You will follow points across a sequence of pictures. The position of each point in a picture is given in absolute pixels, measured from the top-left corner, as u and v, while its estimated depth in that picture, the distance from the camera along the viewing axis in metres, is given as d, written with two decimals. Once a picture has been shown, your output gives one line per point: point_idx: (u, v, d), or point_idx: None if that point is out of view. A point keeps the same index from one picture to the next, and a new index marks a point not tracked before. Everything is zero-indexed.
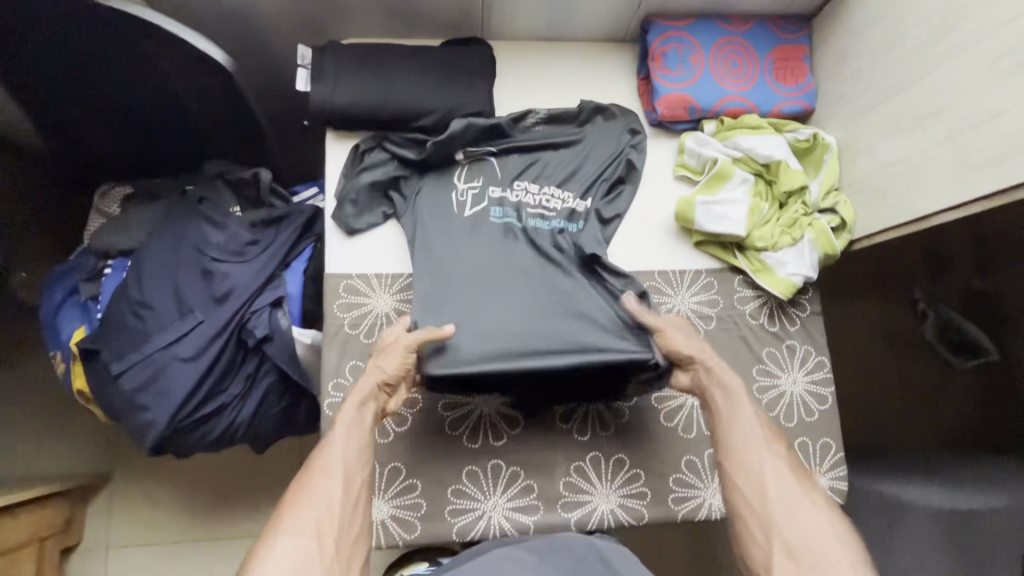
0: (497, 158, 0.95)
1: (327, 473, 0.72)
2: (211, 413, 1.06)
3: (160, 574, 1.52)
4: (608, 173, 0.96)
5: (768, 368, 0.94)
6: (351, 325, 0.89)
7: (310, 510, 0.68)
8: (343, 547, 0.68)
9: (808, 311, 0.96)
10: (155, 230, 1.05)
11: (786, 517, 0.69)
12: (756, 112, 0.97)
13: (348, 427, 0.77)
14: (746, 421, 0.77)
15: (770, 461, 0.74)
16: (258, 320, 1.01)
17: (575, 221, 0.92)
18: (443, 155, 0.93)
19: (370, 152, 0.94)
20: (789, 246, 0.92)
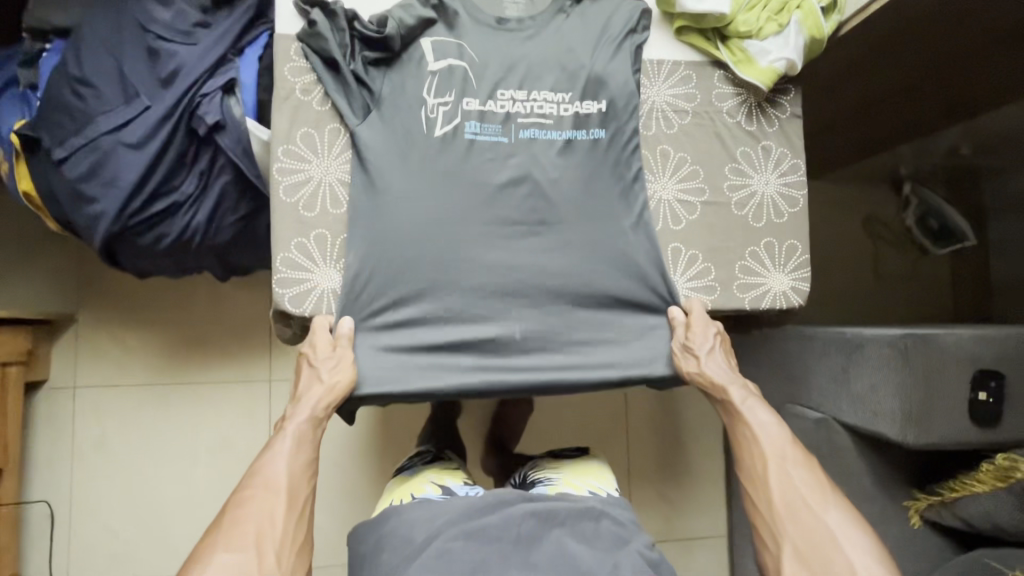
0: (475, 60, 0.86)
1: (264, 490, 0.70)
2: (165, 212, 1.02)
3: (129, 414, 1.53)
4: (618, 73, 0.86)
5: (741, 167, 0.91)
6: (302, 90, 0.82)
7: (243, 526, 0.66)
8: (282, 562, 0.66)
9: (787, 113, 0.92)
10: (97, 6, 0.97)
11: (795, 525, 0.72)
12: None
13: (293, 442, 0.75)
14: (758, 431, 0.80)
15: (777, 470, 0.77)
16: (209, 105, 0.95)
17: (585, 130, 0.87)
18: (413, 45, 0.85)
19: (333, 22, 0.82)
20: (775, 34, 0.86)
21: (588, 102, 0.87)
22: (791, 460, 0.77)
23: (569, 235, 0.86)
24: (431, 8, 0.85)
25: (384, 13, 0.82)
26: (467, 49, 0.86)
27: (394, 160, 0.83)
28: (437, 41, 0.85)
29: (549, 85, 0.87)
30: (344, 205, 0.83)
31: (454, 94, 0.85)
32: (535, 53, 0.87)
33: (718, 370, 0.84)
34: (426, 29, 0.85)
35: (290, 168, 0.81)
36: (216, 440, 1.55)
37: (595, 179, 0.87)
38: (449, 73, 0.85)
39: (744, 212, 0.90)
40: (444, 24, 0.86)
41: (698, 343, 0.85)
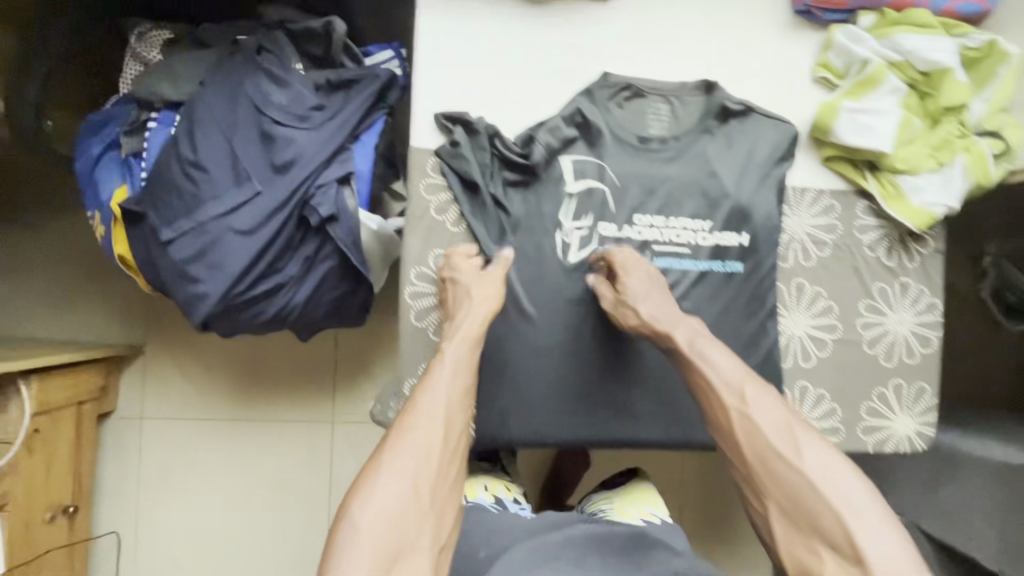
0: (614, 183, 0.81)
1: (423, 420, 0.66)
2: (266, 294, 1.00)
3: (192, 446, 1.54)
4: (761, 204, 0.83)
5: (877, 304, 0.87)
6: (438, 210, 0.78)
7: (405, 456, 0.64)
8: (437, 497, 0.64)
9: (930, 248, 0.88)
10: (209, 80, 0.92)
11: (775, 484, 0.64)
12: (926, 7, 0.81)
13: (451, 367, 0.70)
14: (711, 376, 0.69)
15: (744, 424, 0.67)
16: (324, 197, 0.91)
17: (722, 261, 0.83)
18: (554, 163, 0.80)
19: (475, 139, 0.78)
20: (933, 172, 0.82)
21: (728, 232, 0.83)
22: (757, 397, 0.67)
23: None
24: (573, 125, 0.80)
25: (528, 133, 0.78)
26: (606, 169, 0.81)
27: (526, 287, 0.80)
28: (579, 162, 0.81)
29: (689, 212, 0.82)
30: None
31: (590, 217, 0.81)
32: (678, 177, 0.82)
33: (656, 305, 0.74)
34: (566, 147, 0.81)
35: (423, 291, 0.78)
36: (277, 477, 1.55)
37: (728, 312, 0.83)
38: (588, 196, 0.81)
39: (875, 351, 0.87)
40: (585, 142, 0.81)
41: (633, 287, 0.75)
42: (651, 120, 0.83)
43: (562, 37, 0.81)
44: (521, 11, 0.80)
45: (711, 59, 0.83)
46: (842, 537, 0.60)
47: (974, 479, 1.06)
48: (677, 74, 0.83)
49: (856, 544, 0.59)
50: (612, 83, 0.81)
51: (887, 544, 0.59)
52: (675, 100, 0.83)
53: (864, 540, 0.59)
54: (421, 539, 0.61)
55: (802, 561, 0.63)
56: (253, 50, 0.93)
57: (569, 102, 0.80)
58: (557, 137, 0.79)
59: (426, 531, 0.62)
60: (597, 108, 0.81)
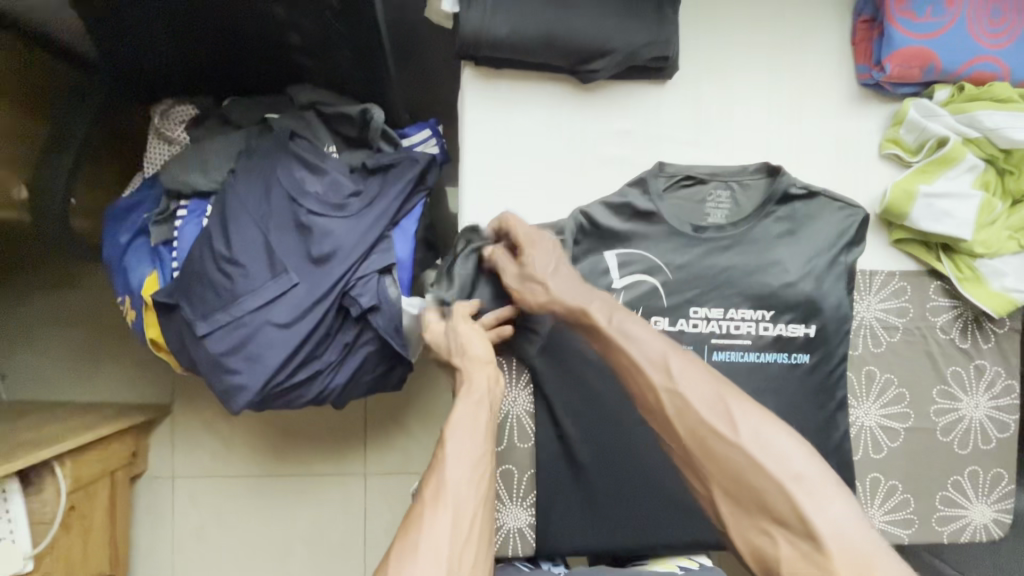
0: (665, 279, 0.78)
1: (435, 507, 0.61)
2: (304, 381, 0.96)
3: (225, 504, 1.52)
4: (830, 294, 0.78)
5: (951, 389, 0.83)
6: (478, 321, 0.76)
7: (420, 555, 0.57)
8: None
9: (1006, 328, 0.83)
10: (241, 169, 0.89)
11: (715, 463, 0.57)
12: (1008, 79, 0.75)
13: (458, 438, 0.66)
14: (632, 352, 0.64)
15: (669, 397, 0.61)
16: (364, 288, 0.88)
17: (787, 353, 0.79)
18: (598, 259, 0.76)
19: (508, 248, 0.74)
20: (1011, 254, 0.77)
21: (795, 323, 0.78)
22: (683, 370, 0.61)
23: None
24: (626, 220, 0.76)
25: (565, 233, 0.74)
26: (656, 263, 0.77)
27: (584, 391, 0.76)
28: (626, 254, 0.77)
29: (747, 302, 0.78)
30: (530, 438, 0.76)
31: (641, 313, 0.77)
32: (736, 266, 0.78)
33: (569, 284, 0.69)
34: (617, 242, 0.76)
35: None
36: (310, 532, 1.52)
37: (797, 407, 0.79)
38: (636, 291, 0.77)
39: (949, 438, 0.83)
40: (638, 236, 0.77)
41: (536, 263, 0.69)
42: (708, 207, 0.79)
43: (615, 124, 0.76)
44: (573, 99, 0.75)
45: (770, 141, 0.79)
46: (789, 511, 0.52)
47: None
48: (735, 159, 0.79)
49: (805, 518, 0.52)
50: (669, 172, 0.76)
51: (835, 512, 0.52)
52: (735, 185, 0.79)
53: (809, 508, 0.52)
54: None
55: (755, 545, 0.55)
56: (285, 135, 0.89)
57: (620, 195, 0.75)
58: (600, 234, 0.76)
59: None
60: (650, 199, 0.76)
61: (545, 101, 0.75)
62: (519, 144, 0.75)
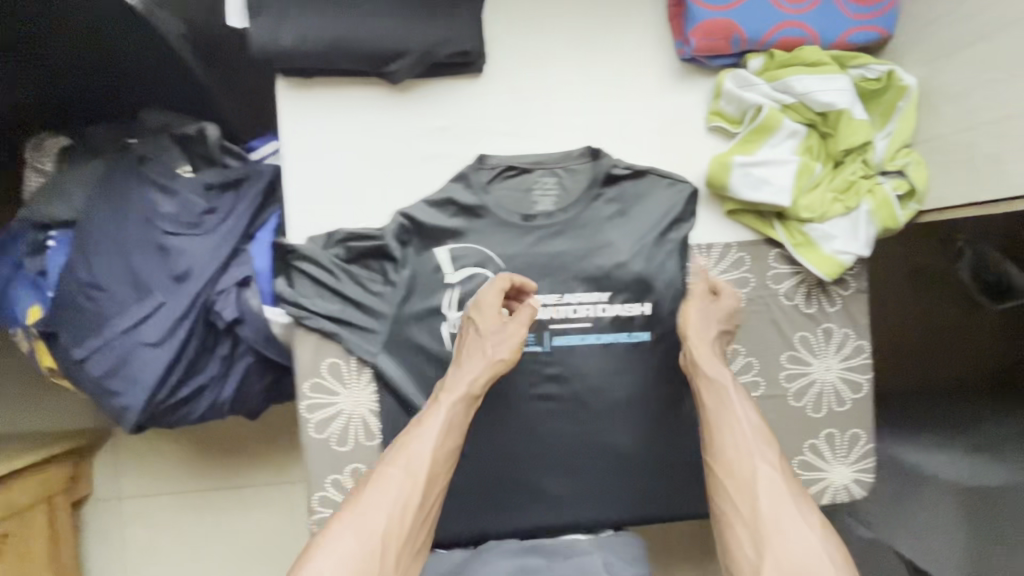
0: (499, 269, 0.79)
1: (401, 471, 0.66)
2: (189, 397, 0.97)
3: (177, 520, 1.48)
4: (662, 271, 0.79)
5: (800, 354, 0.83)
6: (312, 330, 0.76)
7: (376, 510, 0.64)
8: (403, 556, 0.64)
9: (852, 289, 0.83)
10: (97, 197, 0.90)
11: (779, 535, 0.64)
12: (817, 43, 0.76)
13: (442, 423, 0.69)
14: (740, 425, 0.71)
15: (765, 473, 0.68)
16: (225, 302, 0.90)
17: (628, 332, 0.80)
18: (428, 255, 0.77)
19: (328, 256, 0.76)
20: (840, 216, 0.77)
21: (631, 302, 0.80)
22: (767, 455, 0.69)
23: (614, 445, 0.81)
24: (453, 214, 0.77)
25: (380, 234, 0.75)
26: (488, 253, 0.78)
27: (425, 386, 0.78)
28: (457, 249, 0.78)
29: (584, 285, 0.79)
30: (376, 437, 0.78)
31: None
32: (568, 250, 0.79)
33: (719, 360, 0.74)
34: (446, 238, 0.77)
35: (318, 404, 0.77)
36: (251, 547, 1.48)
37: (641, 384, 0.81)
38: (472, 282, 0.78)
39: (802, 404, 0.83)
40: (466, 231, 0.78)
41: (697, 323, 0.75)
42: (536, 196, 0.79)
43: (434, 123, 0.77)
44: (388, 101, 0.76)
45: (596, 126, 0.80)
46: None
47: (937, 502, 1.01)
48: (560, 146, 0.80)
49: None
50: (491, 164, 0.77)
51: None
52: (561, 172, 0.79)
53: None
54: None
55: None
56: (136, 160, 0.91)
57: (441, 191, 0.77)
58: (422, 232, 0.76)
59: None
60: (474, 191, 0.77)
61: (361, 104, 0.76)
62: (337, 151, 0.76)
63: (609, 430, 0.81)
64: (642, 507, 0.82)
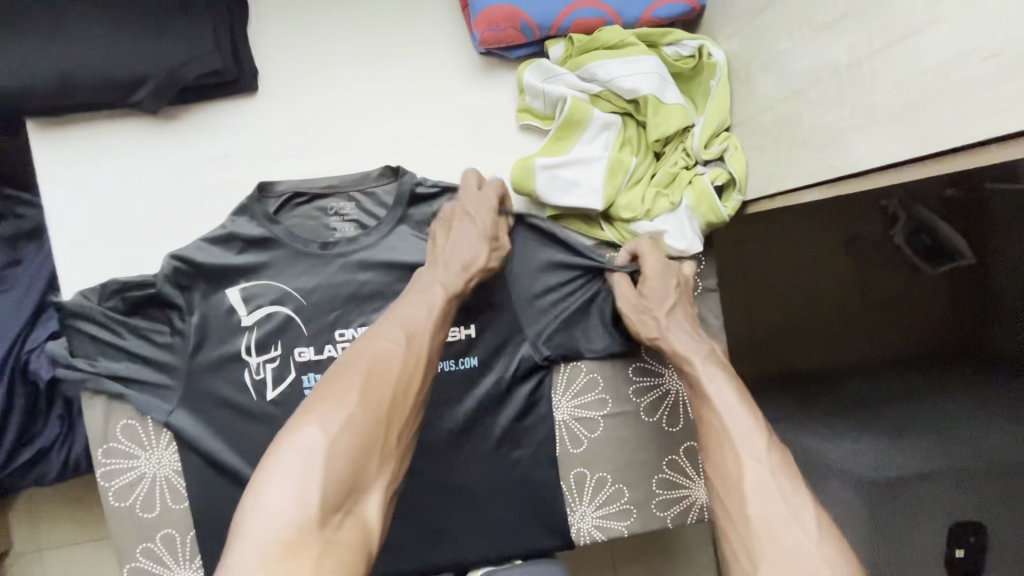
0: (298, 306, 0.71)
1: (401, 343, 0.57)
2: (31, 461, 0.89)
3: None
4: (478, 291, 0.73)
5: (648, 365, 0.76)
6: (95, 393, 0.70)
7: (382, 379, 0.54)
8: (404, 438, 0.55)
9: (699, 288, 0.76)
10: None
11: (776, 548, 0.49)
12: (617, 22, 0.68)
13: (441, 303, 0.62)
14: (723, 416, 0.58)
15: (755, 470, 0.54)
16: (39, 361, 0.83)
17: (454, 359, 0.73)
18: (218, 299, 0.70)
19: (104, 311, 0.69)
20: (667, 212, 0.69)
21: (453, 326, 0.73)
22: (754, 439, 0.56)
23: (449, 485, 0.74)
24: (242, 251, 0.70)
25: (157, 283, 0.68)
26: (283, 289, 0.71)
27: (228, 440, 0.71)
28: (248, 287, 0.70)
29: None
30: (184, 499, 0.72)
31: (280, 346, 0.71)
32: (375, 278, 0.72)
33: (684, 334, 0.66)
34: (234, 277, 0.70)
35: (118, 469, 0.71)
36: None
37: (472, 414, 0.73)
38: (269, 322, 0.71)
39: (656, 419, 0.76)
40: (255, 269, 0.70)
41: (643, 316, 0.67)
42: (334, 221, 0.72)
43: (209, 150, 0.70)
44: (150, 133, 0.69)
45: (394, 136, 0.72)
46: None
47: (841, 498, 0.93)
48: (356, 164, 0.72)
49: None
50: (278, 193, 0.70)
51: None
52: (360, 194, 0.72)
53: None
54: (377, 478, 0.52)
55: None
56: None
57: (222, 227, 0.69)
58: (206, 275, 0.69)
59: (384, 471, 0.53)
60: (259, 222, 0.70)
61: (120, 140, 0.69)
62: (101, 195, 0.69)
63: (442, 470, 0.74)
64: (485, 549, 0.74)
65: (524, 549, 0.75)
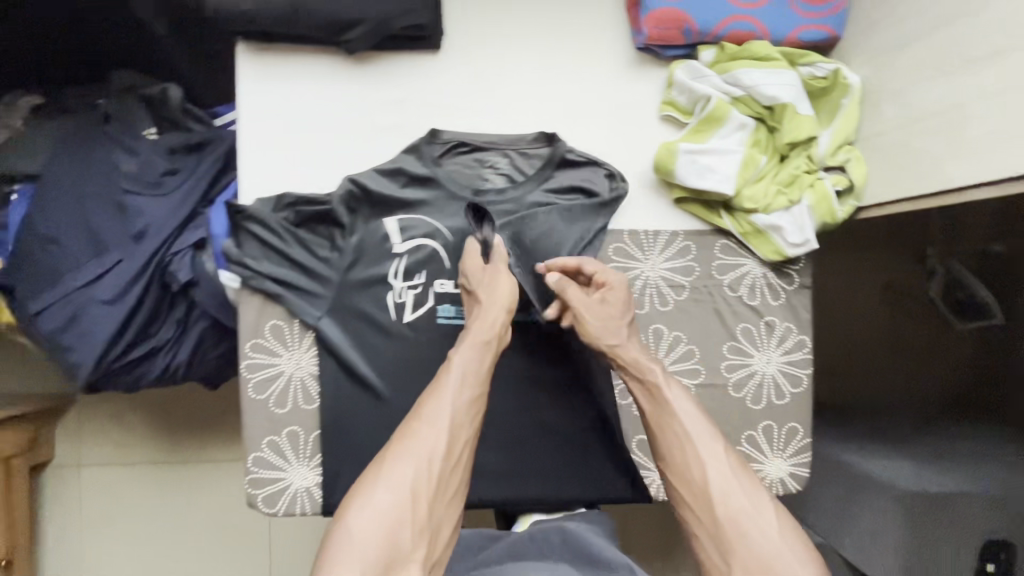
0: (447, 242, 0.79)
1: (424, 426, 0.65)
2: (143, 356, 0.96)
3: (140, 500, 1.28)
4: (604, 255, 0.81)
5: (741, 346, 0.84)
6: (254, 291, 0.77)
7: (409, 464, 0.63)
8: (436, 509, 0.63)
9: (796, 284, 0.84)
10: (59, 150, 0.93)
11: (741, 540, 0.62)
12: (767, 38, 0.78)
13: (458, 375, 0.68)
14: (687, 428, 0.68)
15: (716, 472, 0.65)
16: (180, 263, 0.91)
17: None
18: (377, 224, 0.78)
19: (278, 218, 0.77)
20: (784, 209, 0.78)
21: None
22: (715, 450, 0.66)
23: (553, 425, 0.81)
24: (405, 185, 0.79)
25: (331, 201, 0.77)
26: (433, 220, 0.79)
27: (364, 352, 0.78)
28: (406, 218, 0.78)
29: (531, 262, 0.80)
30: (315, 400, 0.78)
31: (424, 276, 0.79)
32: (514, 226, 0.80)
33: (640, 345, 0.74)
34: (396, 207, 0.78)
35: (259, 365, 0.77)
36: (216, 529, 1.29)
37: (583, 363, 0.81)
38: (418, 253, 0.79)
39: (741, 396, 0.84)
40: (416, 204, 0.79)
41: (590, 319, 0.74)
42: (487, 173, 0.81)
43: (390, 94, 0.79)
44: (341, 71, 0.78)
45: (550, 107, 0.81)
46: None
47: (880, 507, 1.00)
48: (514, 127, 0.81)
49: None
50: (444, 140, 0.79)
51: None
52: (514, 154, 0.81)
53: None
54: (415, 551, 0.60)
55: None
56: (102, 121, 0.93)
57: (392, 161, 0.78)
58: (373, 202, 0.78)
59: (421, 543, 0.61)
60: (426, 163, 0.78)
61: (317, 72, 0.78)
62: (291, 118, 0.77)
63: (548, 410, 0.81)
64: (576, 489, 0.81)
65: (610, 496, 0.82)
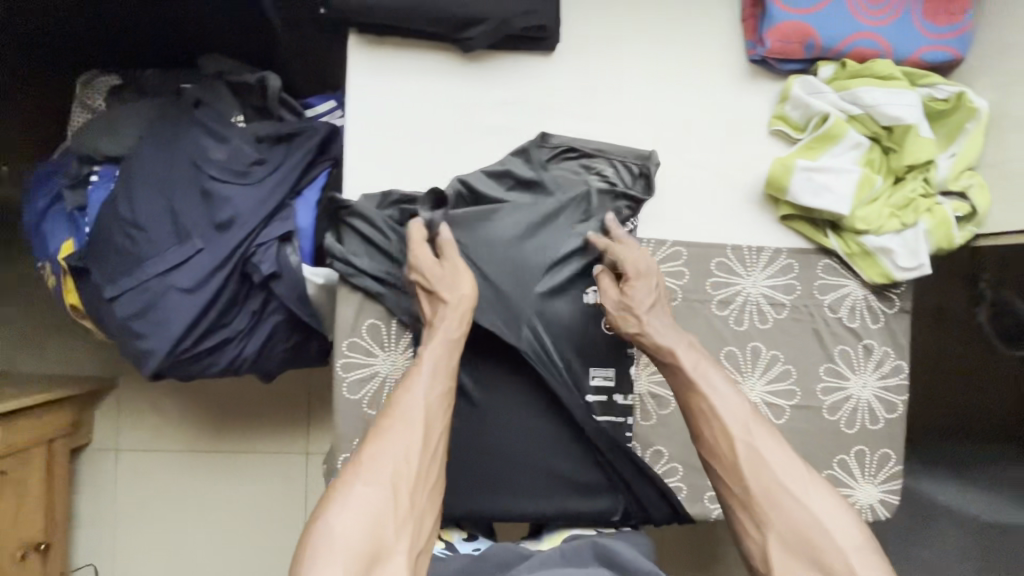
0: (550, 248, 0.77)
1: (399, 421, 0.63)
2: (214, 347, 0.93)
3: (175, 491, 1.23)
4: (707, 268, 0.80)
5: (839, 368, 0.83)
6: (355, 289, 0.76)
7: (386, 459, 0.61)
8: (417, 502, 0.61)
9: (897, 308, 0.83)
10: (147, 134, 0.92)
11: (779, 512, 0.61)
12: (890, 57, 0.76)
13: (428, 368, 0.66)
14: (716, 404, 0.66)
15: (744, 444, 0.64)
16: (264, 255, 0.89)
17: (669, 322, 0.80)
18: None
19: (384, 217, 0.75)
20: (895, 231, 0.77)
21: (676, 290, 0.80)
22: (749, 424, 0.65)
23: (646, 440, 0.79)
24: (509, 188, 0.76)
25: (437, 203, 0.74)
26: (537, 230, 0.75)
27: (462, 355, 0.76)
28: None
29: None
30: None
31: None
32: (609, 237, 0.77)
33: (665, 324, 0.71)
34: None
35: (356, 364, 0.76)
36: (249, 527, 1.24)
37: None
38: None
39: (835, 418, 0.83)
40: None
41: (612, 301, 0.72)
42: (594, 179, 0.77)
43: (503, 94, 0.77)
44: (455, 68, 0.76)
45: (661, 115, 0.80)
46: (839, 562, 0.58)
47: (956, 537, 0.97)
48: (623, 134, 0.79)
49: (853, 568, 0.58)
50: (552, 144, 0.77)
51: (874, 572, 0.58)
52: (620, 163, 0.78)
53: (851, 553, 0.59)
54: (399, 546, 0.58)
55: None
56: (193, 106, 0.93)
57: (499, 163, 0.76)
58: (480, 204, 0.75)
59: (405, 536, 0.59)
60: (533, 166, 0.76)
61: (431, 68, 0.76)
62: (402, 114, 0.76)
63: (642, 424, 0.79)
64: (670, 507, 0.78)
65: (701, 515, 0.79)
